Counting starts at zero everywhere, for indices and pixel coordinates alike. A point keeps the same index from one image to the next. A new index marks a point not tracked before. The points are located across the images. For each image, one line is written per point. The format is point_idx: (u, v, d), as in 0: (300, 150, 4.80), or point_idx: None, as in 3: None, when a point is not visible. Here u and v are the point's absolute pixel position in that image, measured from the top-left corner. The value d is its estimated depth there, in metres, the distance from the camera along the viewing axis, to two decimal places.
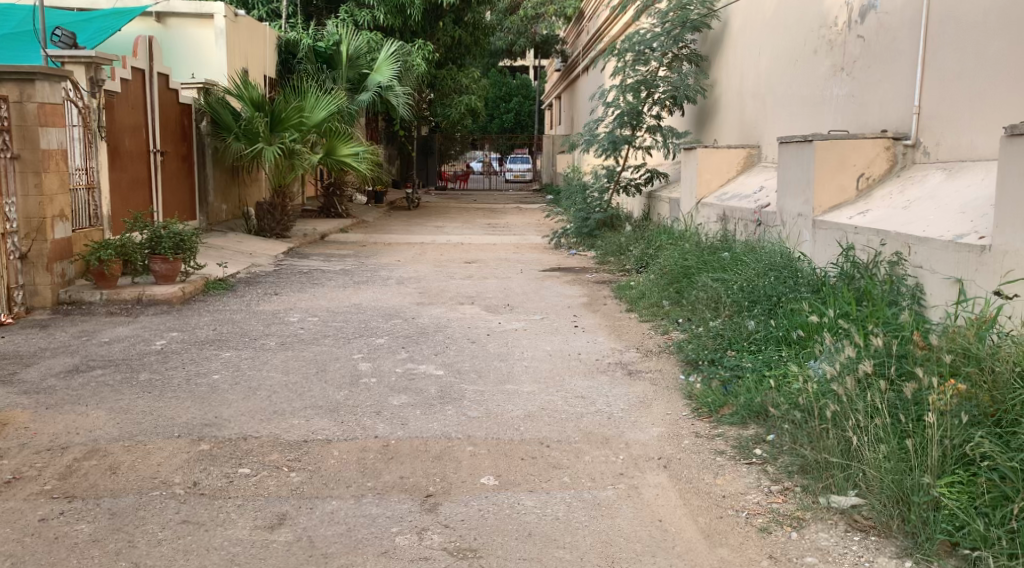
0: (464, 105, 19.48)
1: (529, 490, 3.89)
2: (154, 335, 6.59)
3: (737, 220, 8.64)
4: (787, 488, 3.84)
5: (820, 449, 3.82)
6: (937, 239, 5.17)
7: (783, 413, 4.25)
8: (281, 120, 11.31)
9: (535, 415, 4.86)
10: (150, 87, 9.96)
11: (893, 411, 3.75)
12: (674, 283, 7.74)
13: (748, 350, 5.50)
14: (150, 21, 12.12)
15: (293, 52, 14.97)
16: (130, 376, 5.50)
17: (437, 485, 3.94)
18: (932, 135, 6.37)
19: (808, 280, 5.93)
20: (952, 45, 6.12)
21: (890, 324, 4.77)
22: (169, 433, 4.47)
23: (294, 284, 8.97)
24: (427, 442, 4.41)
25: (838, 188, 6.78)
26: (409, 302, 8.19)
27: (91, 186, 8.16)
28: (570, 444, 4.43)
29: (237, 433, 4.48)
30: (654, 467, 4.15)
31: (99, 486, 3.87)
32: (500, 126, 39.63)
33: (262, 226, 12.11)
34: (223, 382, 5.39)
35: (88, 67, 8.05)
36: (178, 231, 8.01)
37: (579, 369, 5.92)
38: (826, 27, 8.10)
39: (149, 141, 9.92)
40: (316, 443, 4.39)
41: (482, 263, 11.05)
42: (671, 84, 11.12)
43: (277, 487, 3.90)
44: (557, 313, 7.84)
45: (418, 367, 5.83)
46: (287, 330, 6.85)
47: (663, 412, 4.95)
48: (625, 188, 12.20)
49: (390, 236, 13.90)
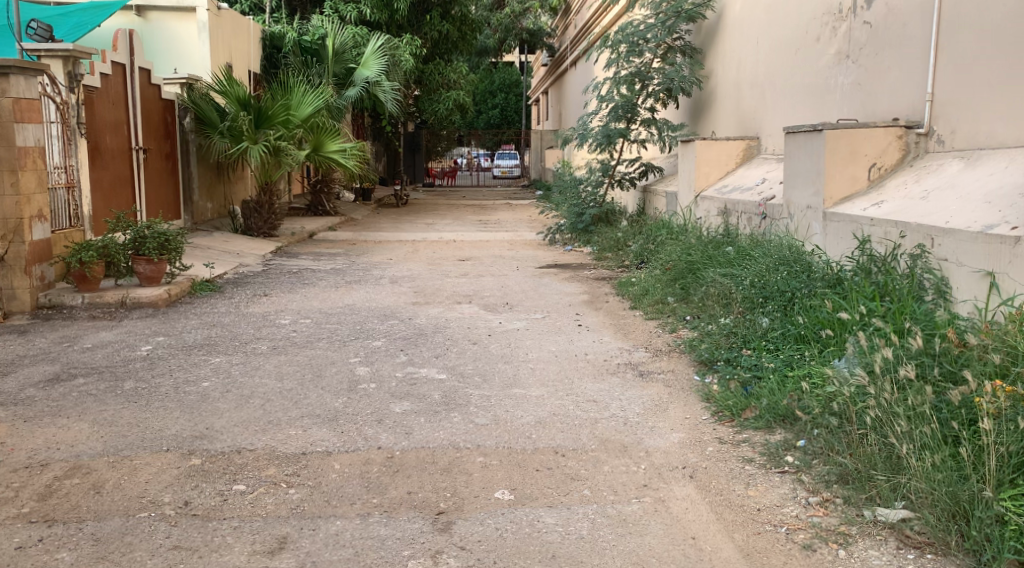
0: (453, 100, 19.14)
1: (548, 505, 3.61)
2: (139, 339, 6.28)
3: (740, 213, 8.36)
4: (826, 499, 3.57)
5: (860, 458, 3.58)
6: (963, 231, 4.91)
7: (814, 417, 3.99)
8: (268, 116, 10.95)
9: (547, 422, 4.57)
10: (131, 82, 9.62)
11: (939, 415, 3.51)
12: (679, 278, 7.47)
13: (765, 349, 5.25)
14: (130, 15, 11.75)
15: (278, 47, 14.75)
16: (114, 385, 5.18)
17: (449, 500, 3.65)
18: (947, 122, 6.12)
19: (823, 274, 5.67)
20: (969, 30, 5.85)
21: (922, 322, 4.52)
22: (158, 447, 4.16)
23: (284, 285, 8.64)
24: (434, 453, 4.12)
25: (850, 179, 6.51)
26: (405, 302, 7.87)
27: (71, 185, 7.83)
28: (587, 453, 4.15)
29: (230, 446, 4.18)
30: (679, 477, 3.88)
31: (82, 509, 3.55)
32: (486, 122, 39.82)
33: (249, 225, 11.75)
34: (214, 389, 5.08)
35: (66, 60, 7.70)
36: (163, 231, 7.66)
37: (587, 370, 5.65)
38: (829, 14, 7.83)
39: (131, 139, 9.58)
40: (315, 455, 4.09)
41: (477, 261, 10.75)
42: (665, 76, 10.75)
43: (276, 506, 3.60)
44: (559, 312, 7.54)
45: (419, 370, 5.54)
46: (279, 333, 6.54)
47: (681, 416, 4.68)
48: (619, 182, 11.91)
49: (381, 233, 13.56)
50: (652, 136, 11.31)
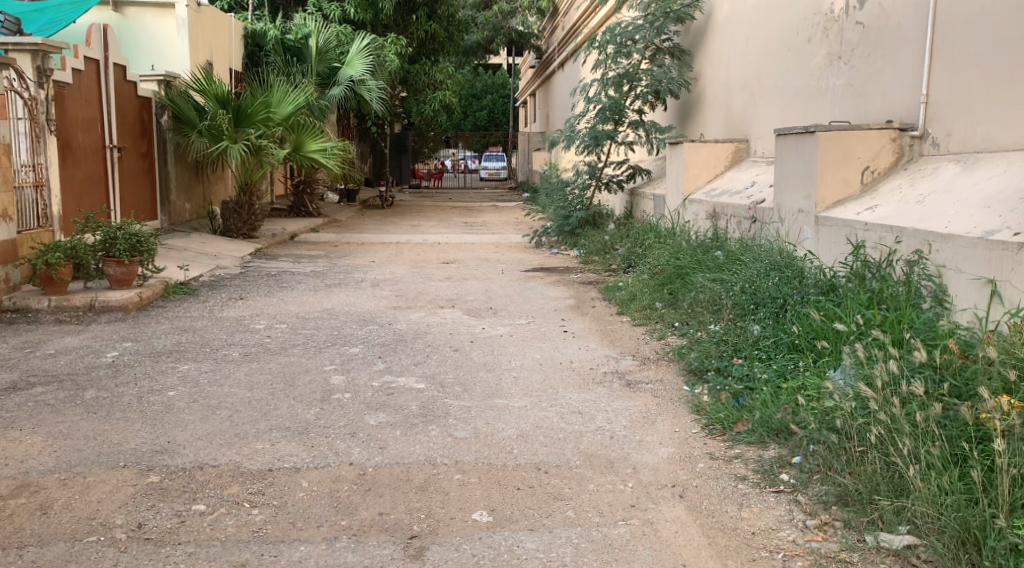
0: (439, 101, 18.77)
1: (528, 529, 3.39)
2: (105, 345, 6.01)
3: (729, 217, 8.15)
4: (825, 522, 3.38)
5: (861, 478, 3.39)
6: (962, 236, 4.71)
7: (811, 432, 3.78)
8: (248, 115, 10.66)
9: (529, 435, 4.35)
10: (105, 79, 9.34)
11: (944, 433, 3.32)
12: (667, 283, 7.26)
13: (757, 357, 5.05)
14: (107, 11, 11.33)
15: (260, 44, 14.31)
16: (74, 394, 4.91)
17: (423, 522, 3.43)
18: (942, 125, 5.91)
19: (815, 280, 5.48)
20: (964, 28, 5.65)
21: (923, 333, 4.33)
22: (114, 462, 3.90)
23: (261, 288, 8.38)
24: (409, 470, 3.88)
25: (843, 182, 6.30)
26: (385, 307, 7.62)
27: (39, 184, 7.57)
28: (571, 470, 3.92)
29: (192, 462, 3.93)
30: (668, 497, 3.67)
31: (25, 532, 3.31)
32: (473, 123, 39.44)
33: (228, 227, 11.43)
34: (179, 399, 4.82)
35: (34, 55, 7.47)
36: (134, 232, 7.41)
37: (573, 379, 5.41)
38: (820, 14, 7.63)
39: (105, 136, 9.31)
40: (282, 472, 3.85)
41: (461, 264, 10.50)
42: (653, 78, 10.55)
43: (236, 529, 3.37)
44: (544, 317, 7.31)
45: (397, 379, 5.29)
46: (252, 339, 6.28)
47: (670, 429, 4.46)
48: (606, 185, 11.63)
49: (364, 235, 13.30)
50: (639, 139, 11.09)
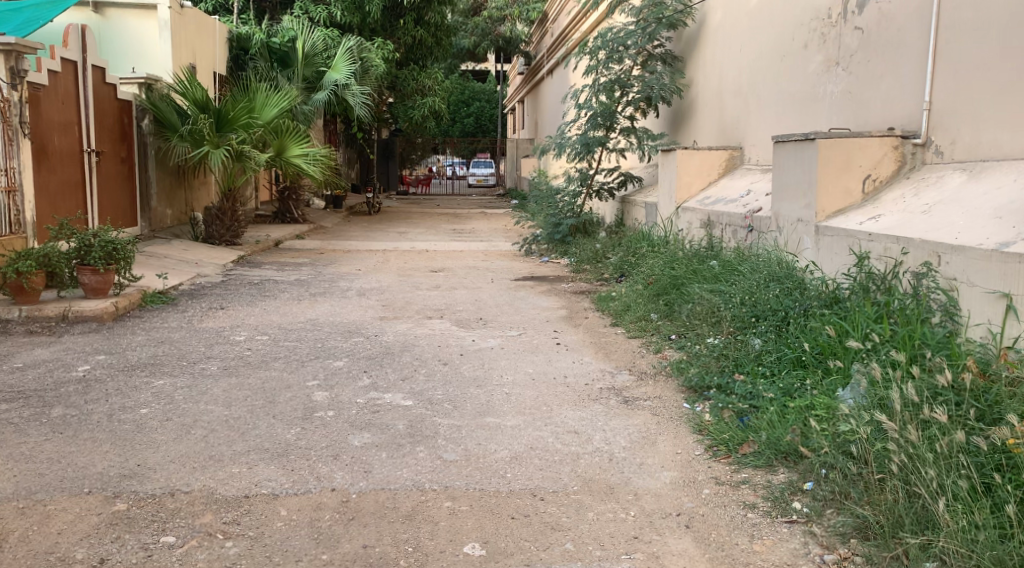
0: (428, 107, 18.65)
1: (524, 564, 3.17)
2: (76, 358, 5.73)
3: (725, 226, 7.92)
4: (844, 557, 3.17)
5: (881, 509, 3.18)
6: (975, 248, 4.48)
7: (824, 456, 3.56)
8: (229, 119, 10.32)
9: (523, 457, 4.10)
10: (83, 81, 9.05)
11: (971, 461, 3.11)
12: (662, 293, 7.01)
13: (761, 373, 4.81)
14: (86, 11, 11.05)
15: (244, 48, 14.02)
16: (40, 412, 4.63)
17: (410, 557, 3.21)
18: (946, 132, 5.70)
19: (818, 291, 5.24)
20: (970, 32, 5.44)
21: (940, 352, 4.11)
22: (78, 488, 3.64)
23: (243, 297, 8.10)
24: (395, 497, 3.63)
25: (843, 191, 6.09)
26: (371, 317, 7.35)
27: (12, 189, 7.29)
28: (568, 496, 3.67)
29: (163, 488, 3.66)
30: (673, 527, 3.43)
31: None
32: (462, 131, 39.51)
33: (210, 233, 11.08)
34: (152, 417, 4.55)
35: (8, 55, 7.17)
36: (111, 239, 7.09)
37: (568, 397, 5.14)
38: (818, 19, 7.43)
39: (83, 140, 9.03)
40: (259, 499, 3.59)
41: (449, 272, 10.24)
42: (644, 84, 10.33)
43: (208, 564, 3.14)
44: (536, 329, 7.05)
45: (383, 396, 5.03)
46: (231, 352, 6.01)
47: (671, 450, 4.22)
48: (597, 192, 11.40)
49: (351, 242, 13.02)
50: (631, 145, 10.85)
